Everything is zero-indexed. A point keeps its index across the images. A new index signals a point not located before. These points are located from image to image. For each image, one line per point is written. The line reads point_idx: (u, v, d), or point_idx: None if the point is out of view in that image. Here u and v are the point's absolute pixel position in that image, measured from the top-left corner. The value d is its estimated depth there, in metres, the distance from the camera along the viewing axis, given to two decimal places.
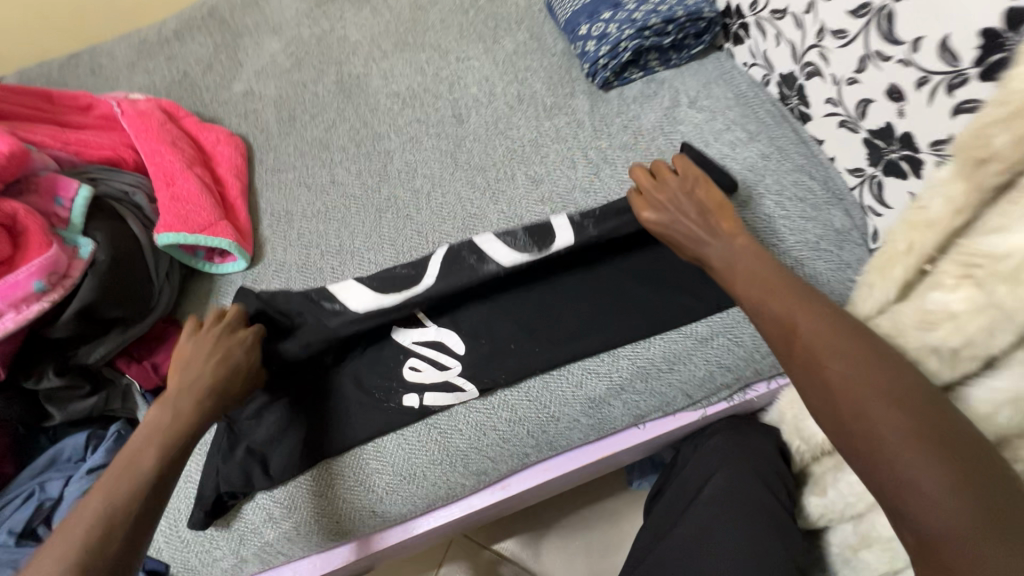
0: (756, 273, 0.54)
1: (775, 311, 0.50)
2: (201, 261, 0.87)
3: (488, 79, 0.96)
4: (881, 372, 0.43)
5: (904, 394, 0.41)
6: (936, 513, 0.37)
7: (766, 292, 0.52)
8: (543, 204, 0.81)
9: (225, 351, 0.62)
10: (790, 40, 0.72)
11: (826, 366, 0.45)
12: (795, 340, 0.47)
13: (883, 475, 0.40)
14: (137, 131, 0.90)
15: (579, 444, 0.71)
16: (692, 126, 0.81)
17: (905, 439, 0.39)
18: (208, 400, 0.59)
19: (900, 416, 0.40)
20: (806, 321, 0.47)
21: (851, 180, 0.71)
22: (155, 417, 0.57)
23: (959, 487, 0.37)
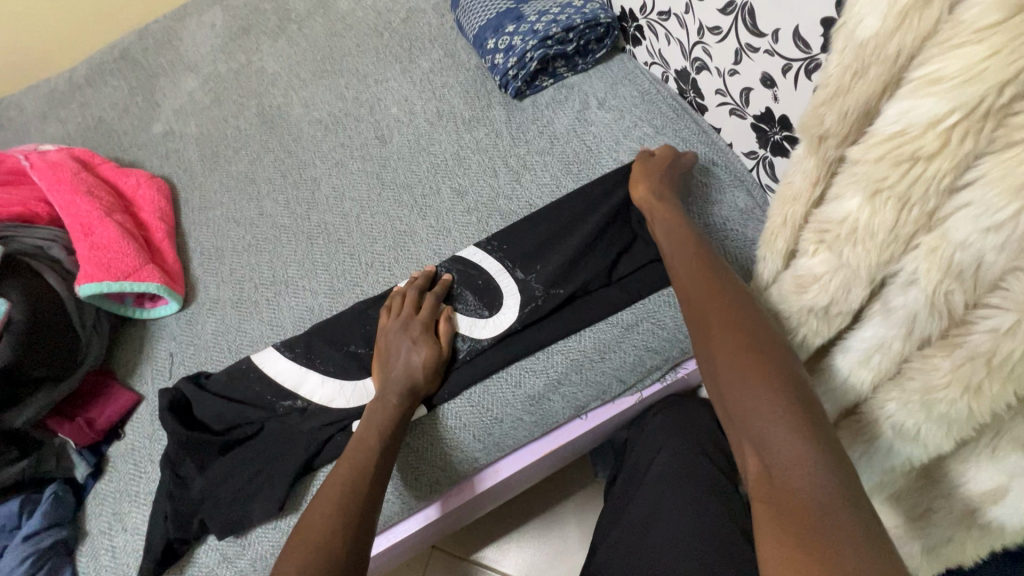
0: (697, 249, 0.59)
1: (694, 272, 0.55)
2: (131, 308, 0.85)
3: (407, 98, 0.98)
4: (764, 329, 0.47)
5: (778, 347, 0.46)
6: (784, 439, 0.40)
7: (697, 260, 0.57)
8: (470, 214, 0.83)
9: (420, 331, 0.69)
10: (678, 39, 0.77)
11: (719, 314, 0.49)
12: (703, 295, 0.52)
13: (743, 406, 0.43)
14: (49, 183, 0.87)
15: (525, 442, 0.73)
16: (602, 126, 0.85)
17: (769, 377, 0.43)
18: (406, 400, 0.65)
19: (770, 362, 0.45)
20: (717, 283, 0.53)
21: (748, 162, 0.76)
22: (369, 415, 0.65)
23: (801, 424, 0.40)
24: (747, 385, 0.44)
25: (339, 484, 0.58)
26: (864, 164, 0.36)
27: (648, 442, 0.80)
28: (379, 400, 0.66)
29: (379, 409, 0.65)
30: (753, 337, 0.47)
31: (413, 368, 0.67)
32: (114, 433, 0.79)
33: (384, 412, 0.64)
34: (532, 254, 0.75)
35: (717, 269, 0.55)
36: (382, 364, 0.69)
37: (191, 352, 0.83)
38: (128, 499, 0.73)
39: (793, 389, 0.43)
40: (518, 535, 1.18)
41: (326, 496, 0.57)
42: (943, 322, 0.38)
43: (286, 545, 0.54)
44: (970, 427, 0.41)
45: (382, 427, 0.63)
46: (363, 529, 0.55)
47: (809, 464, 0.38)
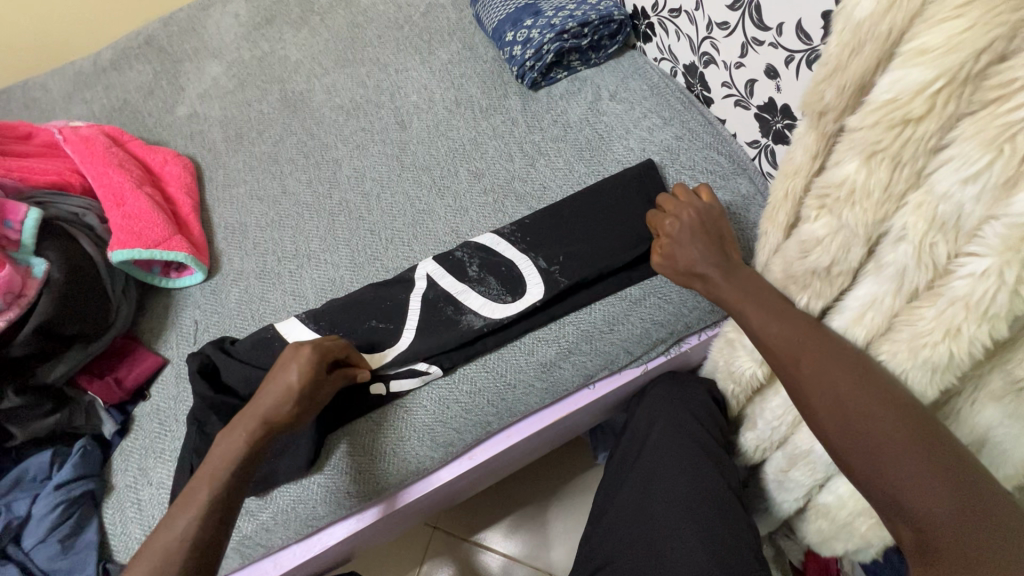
0: (763, 299, 0.55)
1: (782, 322, 0.53)
2: (158, 277, 0.89)
3: (426, 86, 1.03)
4: (877, 380, 0.48)
5: (895, 398, 0.47)
6: (933, 503, 0.43)
7: (769, 311, 0.54)
8: (486, 195, 0.88)
9: (305, 366, 0.63)
10: (687, 34, 0.82)
11: (824, 373, 0.50)
12: (799, 358, 0.51)
13: (885, 477, 0.46)
14: (83, 156, 0.91)
15: (535, 409, 0.77)
16: (614, 116, 0.90)
17: (899, 441, 0.45)
18: (260, 433, 0.61)
19: (896, 423, 0.46)
20: (805, 335, 0.51)
21: (751, 152, 0.81)
22: (230, 436, 0.61)
23: (945, 481, 0.43)
24: (877, 445, 0.46)
25: (190, 504, 0.57)
26: (861, 130, 0.41)
27: (646, 416, 0.82)
28: (230, 430, 0.61)
29: (230, 440, 0.60)
30: (869, 394, 0.47)
31: (279, 383, 0.62)
32: (140, 394, 0.81)
33: (235, 444, 0.60)
34: (554, 244, 0.78)
35: (790, 314, 0.53)
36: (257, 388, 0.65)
37: (216, 319, 0.86)
38: (153, 455, 0.76)
39: (930, 444, 0.45)
40: (515, 516, 1.21)
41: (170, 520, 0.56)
42: (928, 273, 0.43)
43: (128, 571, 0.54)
44: (953, 373, 0.45)
45: (247, 442, 0.60)
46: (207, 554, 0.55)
47: (963, 520, 0.42)
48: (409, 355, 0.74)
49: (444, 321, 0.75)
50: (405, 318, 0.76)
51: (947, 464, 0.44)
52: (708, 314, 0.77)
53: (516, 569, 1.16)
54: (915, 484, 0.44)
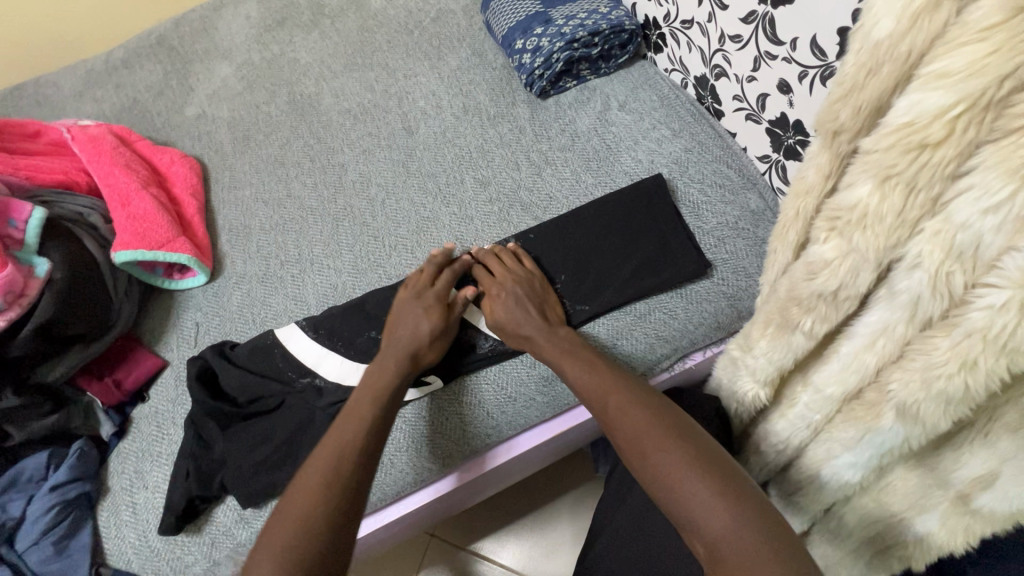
0: (579, 354, 0.66)
1: (594, 372, 0.63)
2: (161, 278, 0.88)
3: (435, 93, 1.03)
4: (664, 416, 0.56)
5: (673, 425, 0.55)
6: (710, 511, 0.48)
7: (582, 364, 0.64)
8: (492, 204, 0.87)
9: (434, 307, 0.71)
10: (699, 46, 0.81)
11: (627, 411, 0.57)
12: (606, 405, 0.59)
13: (674, 495, 0.50)
14: (90, 155, 0.91)
15: (536, 423, 0.76)
16: (622, 127, 0.89)
17: (681, 462, 0.51)
18: (406, 367, 0.66)
19: (669, 445, 0.53)
20: (611, 382, 0.61)
21: (761, 166, 0.80)
22: (382, 366, 0.66)
23: (719, 490, 0.49)
24: (665, 471, 0.51)
25: (341, 442, 0.58)
26: (875, 153, 0.39)
27: None
28: (378, 366, 0.67)
29: (381, 373, 0.66)
30: (655, 424, 0.55)
31: (423, 336, 0.69)
32: (140, 395, 0.81)
33: (384, 377, 0.65)
34: (558, 261, 0.78)
35: (603, 367, 0.64)
36: (392, 333, 0.70)
37: (218, 322, 0.86)
38: (151, 458, 0.76)
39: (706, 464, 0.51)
40: (515, 527, 1.20)
41: (308, 484, 0.54)
42: (944, 302, 0.41)
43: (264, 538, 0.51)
44: (967, 405, 0.44)
45: (400, 370, 0.66)
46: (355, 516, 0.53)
47: (737, 526, 0.46)
48: None
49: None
50: None
51: (723, 479, 0.50)
52: (714, 331, 0.75)
53: None
54: (698, 502, 0.49)
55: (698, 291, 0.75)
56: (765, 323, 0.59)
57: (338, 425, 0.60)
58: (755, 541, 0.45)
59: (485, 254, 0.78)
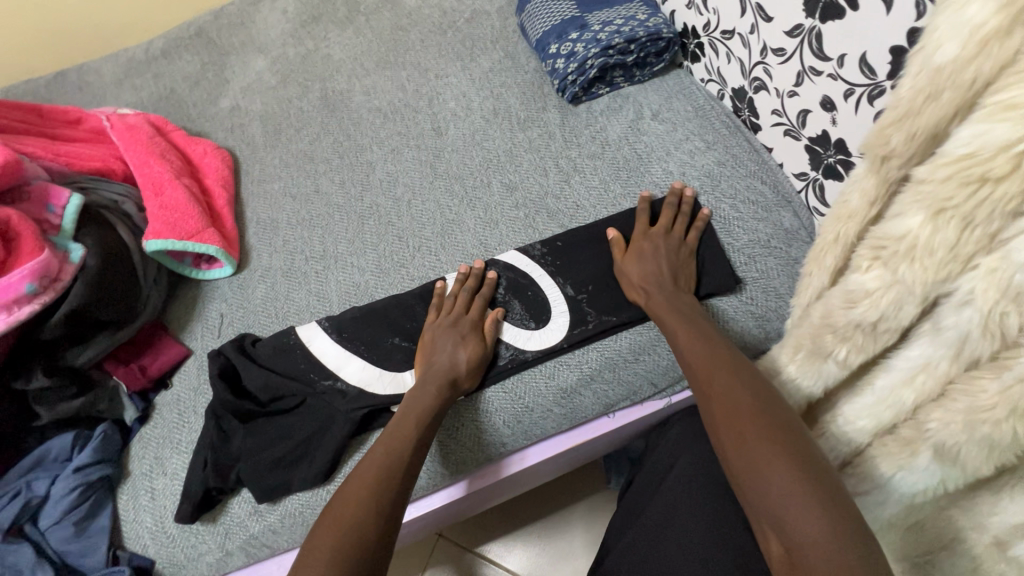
0: (697, 331, 0.64)
1: (705, 350, 0.61)
2: (188, 268, 0.90)
3: (465, 94, 1.02)
4: (771, 405, 0.53)
5: (779, 412, 0.52)
6: (792, 502, 0.45)
7: (699, 339, 0.62)
8: (518, 209, 0.86)
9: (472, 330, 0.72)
10: (738, 58, 0.79)
11: (731, 391, 0.55)
12: (712, 378, 0.57)
13: (751, 465, 0.49)
14: (126, 144, 0.93)
15: (552, 434, 0.75)
16: (654, 136, 0.88)
17: (778, 452, 0.48)
18: (446, 388, 0.67)
19: (764, 424, 0.51)
20: (736, 360, 0.59)
21: (797, 184, 0.77)
22: (424, 386, 0.67)
23: (807, 480, 0.46)
24: (756, 457, 0.49)
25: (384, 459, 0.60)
26: (930, 183, 0.38)
27: (667, 450, 0.77)
28: (421, 385, 0.68)
29: (424, 393, 0.67)
30: (760, 402, 0.53)
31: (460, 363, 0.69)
32: (162, 382, 0.82)
33: (428, 397, 0.66)
34: (585, 271, 0.77)
35: (721, 345, 0.61)
36: (429, 356, 0.71)
37: (241, 315, 0.87)
38: (170, 445, 0.77)
39: (809, 464, 0.47)
40: (524, 532, 1.19)
41: (351, 493, 0.56)
42: (994, 342, 0.39)
43: (304, 548, 0.52)
44: (1012, 452, 0.42)
45: (440, 392, 0.67)
46: (394, 524, 0.55)
47: (828, 533, 0.42)
48: None
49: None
50: None
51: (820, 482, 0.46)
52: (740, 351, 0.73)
53: None
54: (786, 495, 0.45)
55: (725, 309, 0.73)
56: (795, 348, 0.58)
57: (372, 447, 0.62)
58: (836, 546, 0.42)
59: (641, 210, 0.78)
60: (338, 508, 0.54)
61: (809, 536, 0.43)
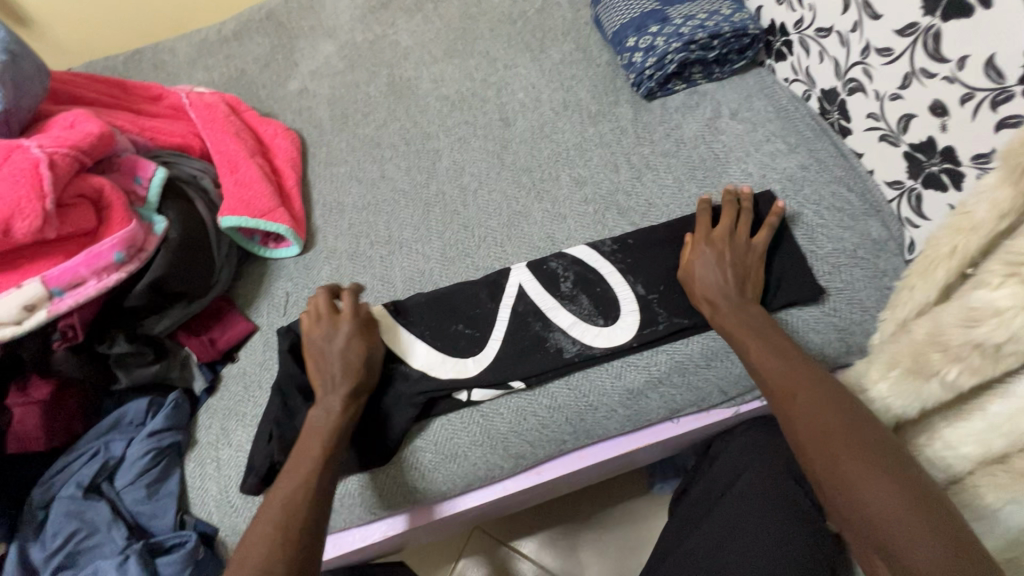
0: (768, 340, 0.63)
1: (777, 361, 0.60)
2: (257, 245, 0.91)
3: (535, 85, 1.01)
4: (854, 417, 0.54)
5: (874, 441, 0.52)
6: (897, 520, 0.47)
7: (772, 350, 0.61)
8: (587, 204, 0.85)
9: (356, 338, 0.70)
10: (833, 57, 0.75)
11: (812, 404, 0.56)
12: (790, 391, 0.57)
13: (858, 505, 0.50)
14: (205, 121, 0.96)
15: (614, 435, 0.73)
16: (733, 136, 0.85)
17: (872, 468, 0.50)
18: (351, 403, 0.67)
19: (863, 459, 0.51)
20: (820, 382, 0.58)
21: (889, 193, 0.73)
22: (329, 399, 0.66)
23: (906, 497, 0.48)
24: (850, 474, 0.51)
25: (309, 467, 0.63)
26: None
27: (730, 460, 0.75)
28: (322, 399, 0.67)
29: (324, 407, 0.66)
30: (853, 431, 0.53)
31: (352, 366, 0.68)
32: (230, 355, 0.84)
33: (323, 411, 0.66)
34: (657, 271, 0.75)
35: (798, 360, 0.60)
36: (315, 367, 0.69)
37: (306, 295, 0.88)
38: (236, 417, 0.79)
39: (904, 477, 0.50)
40: (563, 531, 1.17)
41: (274, 504, 0.60)
42: None
43: (241, 546, 0.58)
44: None
45: (345, 408, 0.66)
46: (308, 540, 0.58)
47: (939, 549, 0.45)
48: (494, 363, 0.72)
49: (530, 338, 0.73)
50: (492, 327, 0.74)
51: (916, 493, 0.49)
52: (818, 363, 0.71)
53: None
54: (888, 513, 0.48)
55: (806, 319, 0.70)
56: (889, 365, 0.55)
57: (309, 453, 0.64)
58: (947, 559, 0.44)
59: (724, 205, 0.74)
60: (256, 520, 0.59)
61: (918, 552, 0.45)
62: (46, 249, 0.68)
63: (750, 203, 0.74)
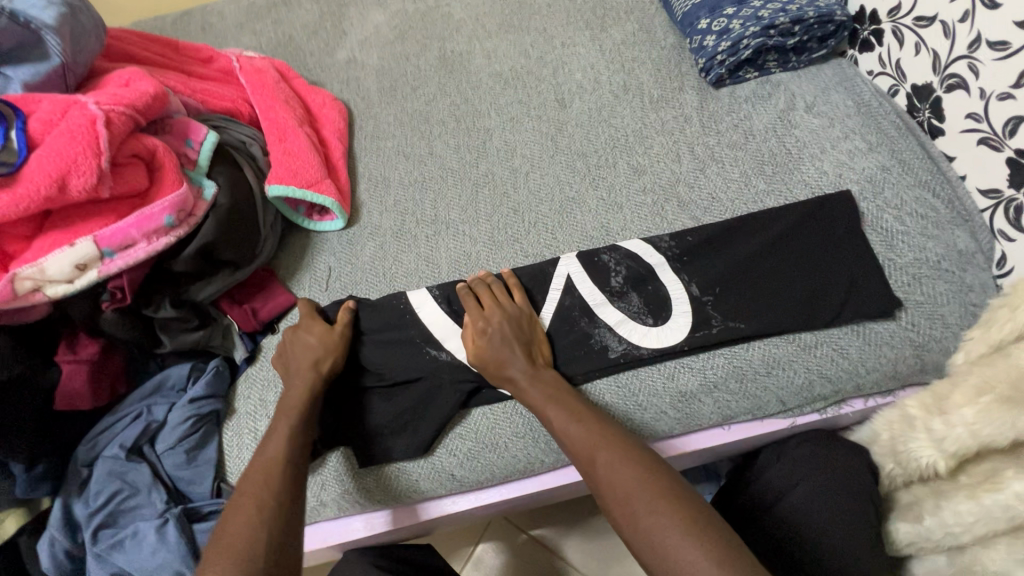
0: (547, 396, 0.63)
1: (589, 423, 0.60)
2: (301, 217, 0.89)
3: (594, 66, 0.96)
4: (637, 478, 0.54)
5: (677, 497, 0.52)
6: None
7: (568, 412, 0.61)
8: (645, 194, 0.81)
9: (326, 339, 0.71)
10: (933, 50, 0.70)
11: (620, 470, 0.55)
12: (592, 456, 0.57)
13: (677, 570, 0.48)
14: (254, 87, 0.94)
15: (660, 439, 0.70)
16: (808, 131, 0.79)
17: (682, 536, 0.49)
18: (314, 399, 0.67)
19: (681, 523, 0.50)
20: (601, 441, 0.58)
21: (983, 202, 0.68)
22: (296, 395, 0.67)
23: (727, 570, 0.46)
24: (663, 544, 0.49)
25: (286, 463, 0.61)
26: None
27: (781, 472, 0.70)
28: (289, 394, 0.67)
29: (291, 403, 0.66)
30: (647, 489, 0.53)
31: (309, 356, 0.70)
32: (271, 327, 0.82)
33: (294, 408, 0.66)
34: (718, 270, 0.70)
35: (592, 417, 0.61)
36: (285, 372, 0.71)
37: (349, 270, 0.86)
38: (275, 389, 0.78)
39: (703, 540, 0.48)
40: (592, 528, 1.09)
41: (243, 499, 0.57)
42: None
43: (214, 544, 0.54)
44: None
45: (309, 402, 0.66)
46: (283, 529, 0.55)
47: None
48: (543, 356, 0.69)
49: (577, 334, 0.70)
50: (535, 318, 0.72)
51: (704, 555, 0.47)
52: (886, 379, 0.67)
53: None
54: None
55: (880, 332, 0.66)
56: (977, 392, 0.57)
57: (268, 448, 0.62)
58: None
59: (477, 284, 0.73)
60: (227, 518, 0.56)
61: None
62: (98, 208, 0.68)
63: (483, 278, 0.74)
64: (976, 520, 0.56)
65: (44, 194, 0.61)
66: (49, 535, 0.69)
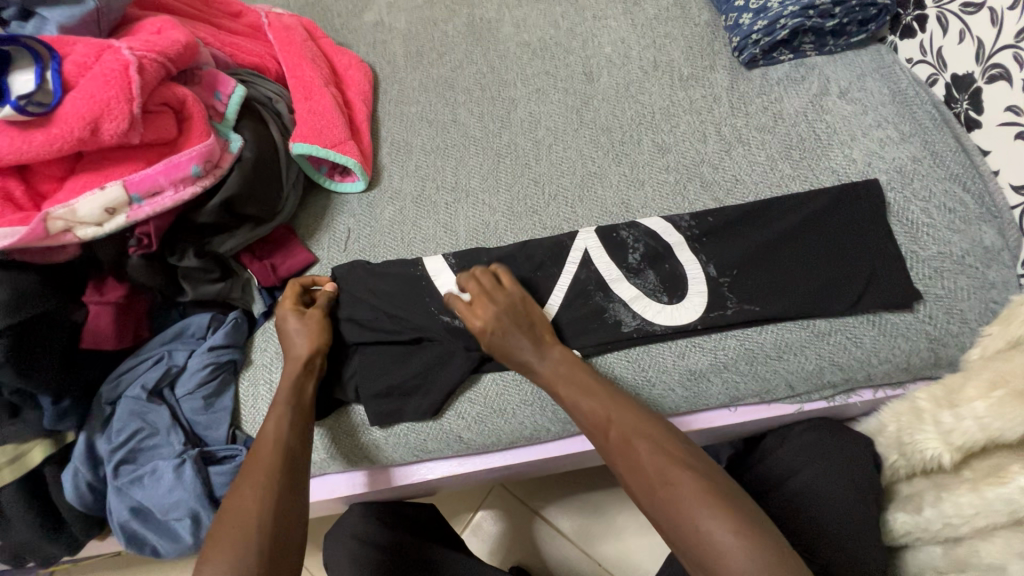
0: (557, 375, 0.64)
1: (603, 398, 0.61)
2: (323, 177, 0.90)
3: (624, 40, 0.95)
4: (655, 450, 0.55)
5: (692, 466, 0.53)
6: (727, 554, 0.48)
7: (581, 388, 0.62)
8: (668, 173, 0.80)
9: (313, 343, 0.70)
10: (977, 38, 0.68)
11: (638, 443, 0.56)
12: (608, 430, 0.58)
13: (695, 538, 0.49)
14: (282, 43, 0.94)
15: (666, 415, 0.71)
16: (840, 117, 0.78)
17: (703, 504, 0.50)
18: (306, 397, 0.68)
19: (697, 489, 0.51)
20: (615, 414, 0.59)
21: (1015, 198, 0.67)
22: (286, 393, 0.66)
23: (748, 534, 0.48)
24: (683, 514, 0.51)
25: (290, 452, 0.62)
26: None
27: (784, 458, 0.71)
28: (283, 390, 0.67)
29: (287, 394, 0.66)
30: (666, 461, 0.54)
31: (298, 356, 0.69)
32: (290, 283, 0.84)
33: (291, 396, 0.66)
34: (737, 253, 0.70)
35: (605, 391, 0.61)
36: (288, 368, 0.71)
37: (368, 232, 0.87)
38: None
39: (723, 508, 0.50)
40: (608, 519, 1.09)
41: (245, 483, 0.58)
42: None
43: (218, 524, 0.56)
44: None
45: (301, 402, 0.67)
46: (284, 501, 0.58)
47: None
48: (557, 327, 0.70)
49: (590, 308, 0.71)
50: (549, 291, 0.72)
51: (724, 521, 0.49)
52: (898, 371, 0.67)
53: (569, 551, 1.08)
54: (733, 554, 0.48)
55: (895, 323, 0.66)
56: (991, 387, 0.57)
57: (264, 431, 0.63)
58: None
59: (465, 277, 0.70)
60: (230, 500, 0.57)
61: None
62: (128, 154, 0.69)
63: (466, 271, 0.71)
64: (975, 513, 0.56)
65: (77, 135, 0.62)
66: (73, 466, 0.72)
